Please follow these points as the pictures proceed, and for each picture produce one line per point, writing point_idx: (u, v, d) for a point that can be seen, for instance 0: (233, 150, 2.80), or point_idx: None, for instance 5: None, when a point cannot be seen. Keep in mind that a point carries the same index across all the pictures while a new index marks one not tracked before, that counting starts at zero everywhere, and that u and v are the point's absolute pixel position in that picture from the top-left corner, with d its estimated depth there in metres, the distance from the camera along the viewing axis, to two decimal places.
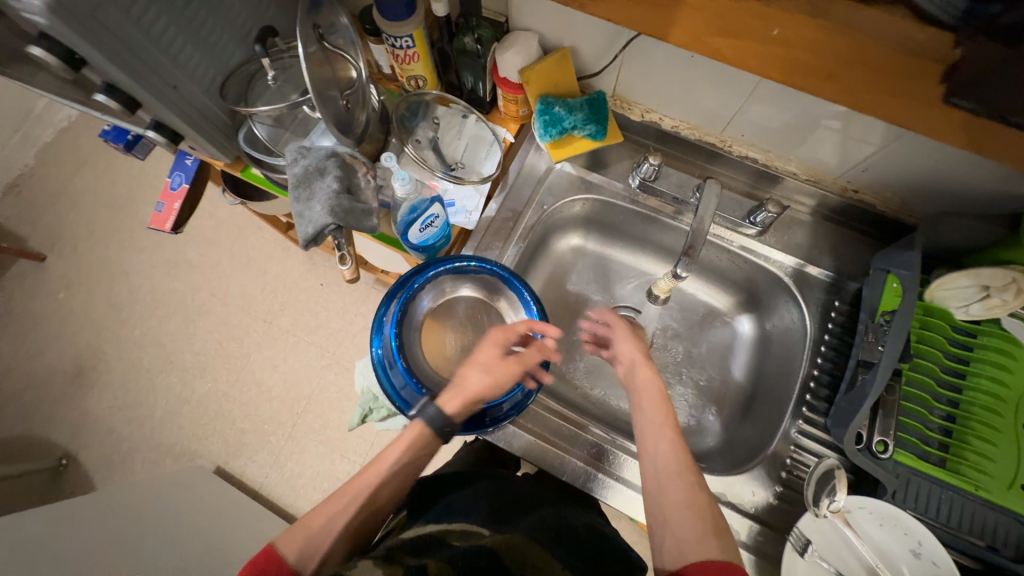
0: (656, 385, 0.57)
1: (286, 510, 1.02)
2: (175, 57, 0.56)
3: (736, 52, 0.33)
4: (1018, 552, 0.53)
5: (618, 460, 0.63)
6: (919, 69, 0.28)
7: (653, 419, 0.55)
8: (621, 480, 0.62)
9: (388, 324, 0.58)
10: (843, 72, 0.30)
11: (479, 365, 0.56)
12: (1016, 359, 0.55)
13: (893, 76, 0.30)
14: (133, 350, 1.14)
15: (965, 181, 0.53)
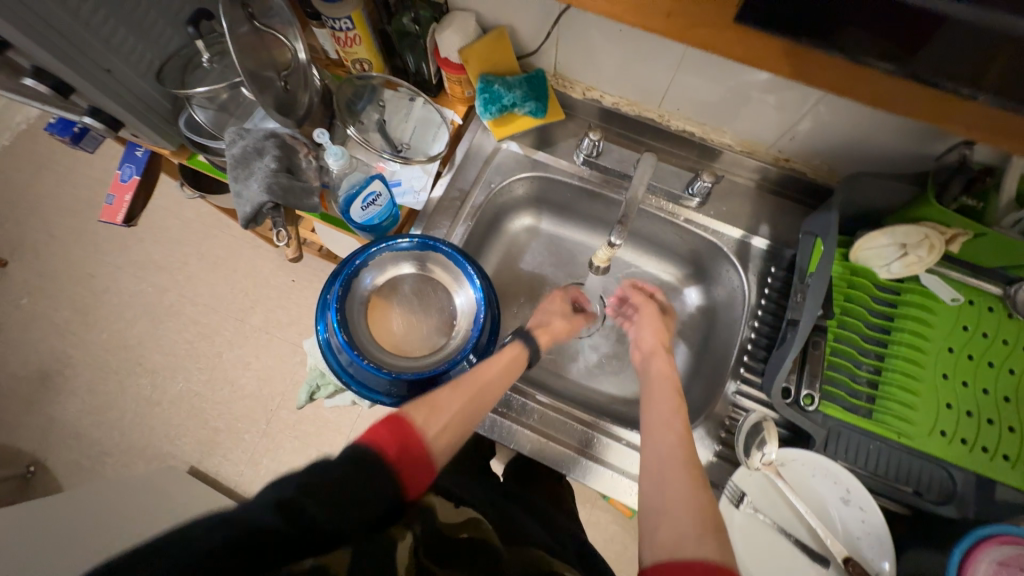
0: (669, 378, 0.60)
1: None
2: (107, 41, 0.58)
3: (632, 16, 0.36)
4: (939, 495, 0.57)
5: (602, 444, 0.67)
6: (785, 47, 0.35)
7: (662, 411, 0.55)
8: (599, 460, 0.66)
9: (331, 306, 0.61)
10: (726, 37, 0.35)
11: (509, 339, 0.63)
12: (931, 313, 0.61)
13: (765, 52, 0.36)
14: (102, 355, 1.30)
15: (878, 141, 0.59)
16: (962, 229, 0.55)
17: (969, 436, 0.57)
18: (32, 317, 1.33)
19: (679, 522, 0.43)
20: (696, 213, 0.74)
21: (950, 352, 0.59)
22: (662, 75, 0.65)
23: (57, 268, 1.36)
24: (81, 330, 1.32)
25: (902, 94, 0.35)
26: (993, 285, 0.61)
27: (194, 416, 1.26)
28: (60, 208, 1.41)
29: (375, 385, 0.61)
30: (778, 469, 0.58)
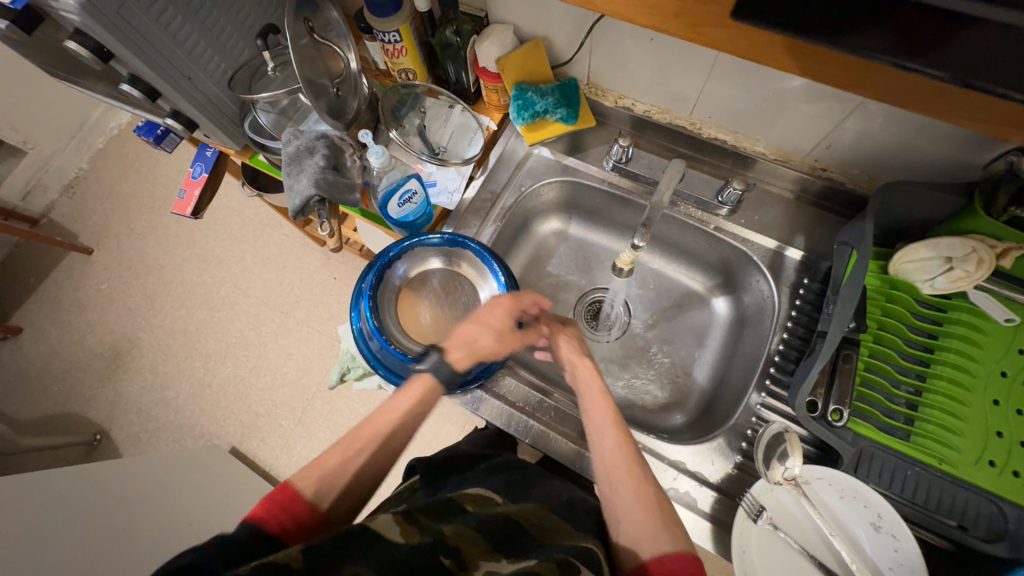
0: (595, 383, 0.61)
1: None
2: (191, 53, 0.67)
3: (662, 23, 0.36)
4: (988, 532, 0.52)
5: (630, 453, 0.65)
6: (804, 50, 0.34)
7: (597, 421, 0.58)
8: None
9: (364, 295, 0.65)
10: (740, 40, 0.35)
11: (490, 330, 0.63)
12: (981, 334, 0.57)
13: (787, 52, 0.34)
14: (164, 338, 1.43)
15: (922, 150, 0.57)
16: (1014, 242, 0.52)
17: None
18: (111, 300, 1.49)
19: (637, 518, 0.50)
20: (726, 221, 0.73)
21: (1004, 376, 0.55)
22: (693, 83, 0.66)
23: (135, 258, 1.52)
24: (149, 314, 1.46)
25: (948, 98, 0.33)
26: None
27: (239, 400, 1.35)
28: (140, 203, 1.58)
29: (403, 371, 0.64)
30: (802, 486, 0.56)
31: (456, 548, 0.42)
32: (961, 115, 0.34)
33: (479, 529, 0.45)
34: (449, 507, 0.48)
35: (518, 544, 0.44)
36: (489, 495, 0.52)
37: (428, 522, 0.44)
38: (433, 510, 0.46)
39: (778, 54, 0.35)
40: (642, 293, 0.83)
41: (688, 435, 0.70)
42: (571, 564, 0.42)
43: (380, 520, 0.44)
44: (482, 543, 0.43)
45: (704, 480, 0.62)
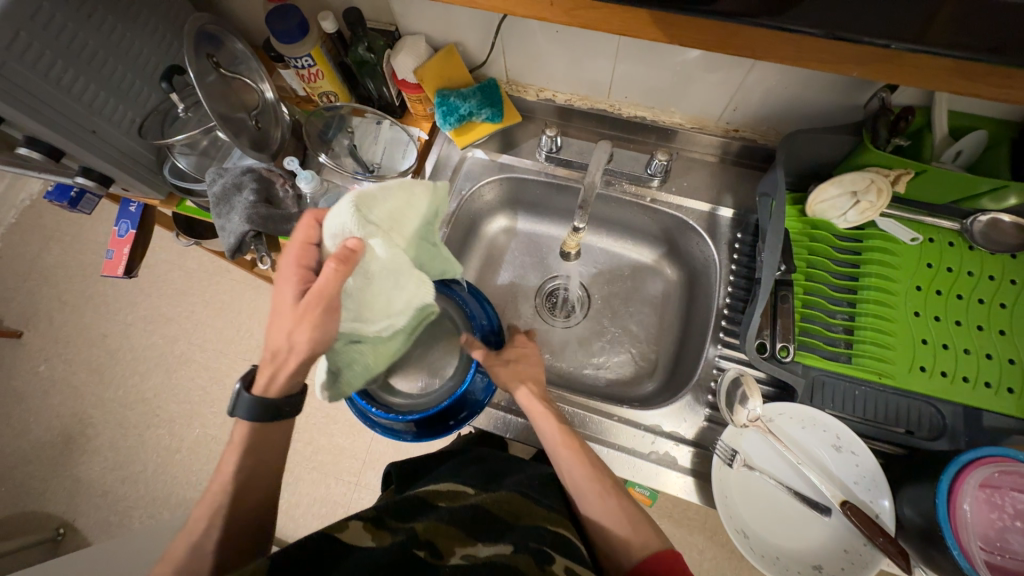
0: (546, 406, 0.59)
1: (286, 538, 1.21)
2: (92, 106, 0.64)
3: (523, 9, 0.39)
4: (930, 431, 0.58)
5: (608, 428, 0.66)
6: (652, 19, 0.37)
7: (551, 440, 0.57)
8: (609, 444, 0.65)
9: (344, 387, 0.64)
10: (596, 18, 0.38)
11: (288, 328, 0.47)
12: (894, 255, 0.63)
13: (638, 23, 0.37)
14: (118, 411, 1.34)
15: (813, 99, 0.63)
16: (904, 168, 0.58)
17: (949, 368, 0.58)
18: (52, 382, 1.38)
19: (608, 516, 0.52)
20: (660, 192, 0.77)
21: (918, 290, 0.61)
22: (604, 67, 0.69)
23: (72, 333, 1.42)
24: (98, 389, 1.36)
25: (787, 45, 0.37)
26: (950, 221, 0.63)
27: (212, 460, 1.28)
28: (67, 274, 1.47)
29: (393, 424, 0.63)
30: (766, 424, 0.60)
31: (431, 540, 0.44)
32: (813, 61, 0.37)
33: (450, 519, 0.46)
34: (420, 506, 0.50)
35: (491, 530, 0.46)
36: (458, 489, 0.54)
37: (401, 522, 0.47)
38: (402, 514, 0.48)
39: (640, 24, 0.37)
40: (596, 274, 0.86)
41: (659, 398, 0.73)
42: (542, 552, 0.44)
43: (351, 529, 0.45)
44: (452, 531, 0.45)
45: (680, 438, 0.64)
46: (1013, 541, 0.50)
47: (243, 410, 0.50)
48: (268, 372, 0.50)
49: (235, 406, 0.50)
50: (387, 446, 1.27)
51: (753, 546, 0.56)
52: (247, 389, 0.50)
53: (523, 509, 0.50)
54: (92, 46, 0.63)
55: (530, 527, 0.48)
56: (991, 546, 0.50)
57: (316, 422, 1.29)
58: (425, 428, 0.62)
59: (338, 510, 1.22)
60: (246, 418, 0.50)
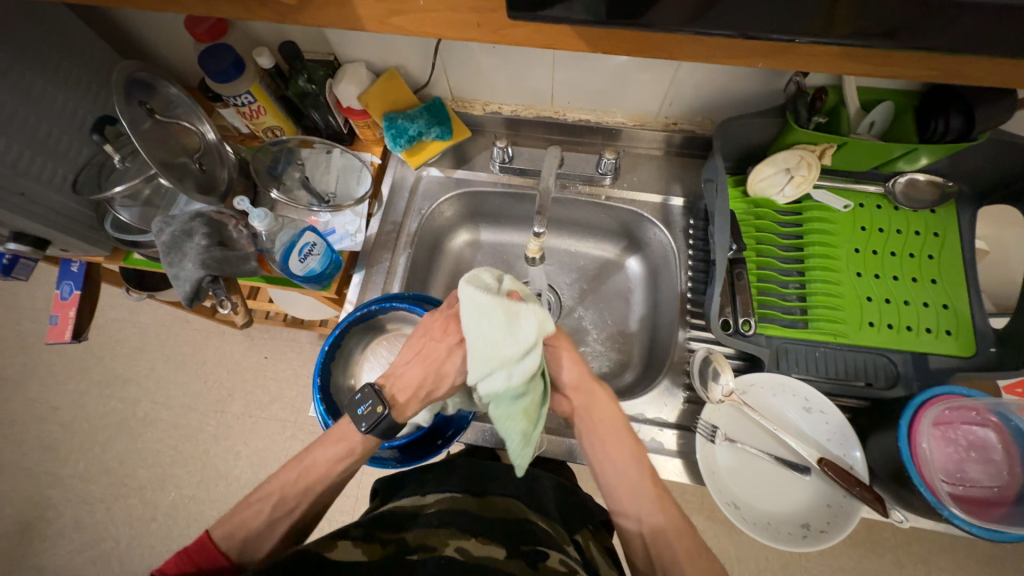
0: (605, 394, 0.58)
1: None
2: (19, 167, 0.61)
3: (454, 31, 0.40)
4: (887, 380, 0.62)
5: None
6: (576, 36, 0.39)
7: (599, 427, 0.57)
8: None
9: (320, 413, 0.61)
10: (523, 39, 0.40)
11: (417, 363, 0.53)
12: (830, 223, 0.68)
13: (563, 39, 0.40)
14: (81, 486, 1.25)
15: (739, 88, 0.67)
16: (827, 143, 0.62)
17: (894, 320, 0.63)
18: (0, 467, 1.27)
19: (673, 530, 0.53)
20: (614, 189, 0.80)
21: (857, 252, 0.66)
22: (544, 76, 0.72)
23: (19, 410, 1.31)
24: (55, 466, 1.26)
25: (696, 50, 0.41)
26: (875, 185, 0.69)
27: (193, 522, 1.21)
28: (6, 347, 1.37)
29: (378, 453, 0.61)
30: (740, 397, 0.62)
31: (423, 543, 0.46)
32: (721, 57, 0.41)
33: (442, 524, 0.49)
34: (408, 514, 0.50)
35: (484, 527, 0.49)
36: (449, 498, 0.54)
37: (389, 534, 0.47)
38: (392, 524, 0.48)
39: (566, 40, 0.40)
40: (563, 275, 0.88)
41: (639, 387, 0.75)
42: (535, 551, 0.47)
43: (341, 547, 0.45)
44: (447, 533, 0.47)
45: (664, 422, 0.66)
46: (970, 470, 0.54)
47: (375, 427, 0.51)
48: (410, 398, 0.53)
49: (374, 424, 0.51)
50: None
51: (745, 517, 0.58)
52: (390, 411, 0.51)
53: (515, 512, 0.52)
54: (13, 105, 0.60)
55: (523, 527, 0.50)
56: (952, 478, 0.54)
57: None
58: (411, 453, 0.61)
59: None
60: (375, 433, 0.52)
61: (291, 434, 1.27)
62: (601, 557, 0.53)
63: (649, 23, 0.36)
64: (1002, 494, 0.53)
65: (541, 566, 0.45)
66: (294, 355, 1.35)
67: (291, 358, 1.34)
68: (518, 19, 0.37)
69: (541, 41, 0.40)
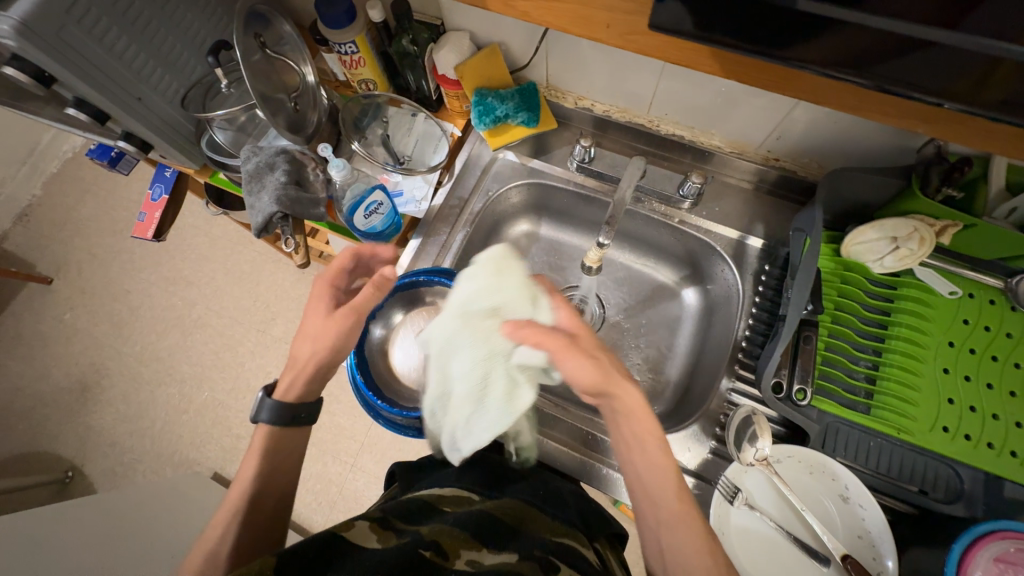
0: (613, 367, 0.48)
1: None
2: (140, 73, 0.65)
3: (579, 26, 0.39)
4: (946, 494, 0.56)
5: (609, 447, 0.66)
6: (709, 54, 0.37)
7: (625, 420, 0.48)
8: (611, 465, 0.64)
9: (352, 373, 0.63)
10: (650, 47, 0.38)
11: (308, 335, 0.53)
12: (927, 306, 0.60)
13: (694, 54, 0.37)
14: (134, 365, 1.38)
15: (863, 137, 0.60)
16: (950, 220, 0.55)
17: (974, 432, 0.56)
18: (75, 331, 1.43)
19: (690, 534, 0.44)
20: (690, 214, 0.75)
21: (950, 346, 0.59)
22: (648, 82, 0.68)
23: (99, 285, 1.46)
24: (117, 342, 1.41)
25: (824, 90, 0.37)
26: (994, 278, 0.60)
27: (218, 424, 1.31)
28: (99, 228, 1.52)
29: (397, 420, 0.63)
30: (773, 466, 0.58)
31: (435, 540, 0.43)
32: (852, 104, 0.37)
33: (453, 523, 0.46)
34: (427, 509, 0.49)
35: (500, 536, 0.45)
36: (463, 495, 0.53)
37: (405, 523, 0.46)
38: (408, 516, 0.47)
39: (697, 55, 0.37)
40: (614, 289, 0.85)
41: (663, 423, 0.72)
42: (549, 561, 0.42)
43: (356, 529, 0.44)
44: (461, 539, 0.43)
45: (683, 468, 0.63)
46: None
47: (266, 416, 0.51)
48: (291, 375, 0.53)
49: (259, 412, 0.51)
50: (386, 432, 1.28)
51: None
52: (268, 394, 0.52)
53: (529, 524, 0.48)
54: (147, 16, 0.64)
55: (535, 539, 0.46)
56: None
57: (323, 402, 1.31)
58: None
59: (331, 488, 1.24)
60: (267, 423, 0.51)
61: None
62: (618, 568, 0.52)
63: (778, 52, 0.33)
64: None
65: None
66: None
67: None
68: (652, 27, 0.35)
69: (669, 53, 0.38)
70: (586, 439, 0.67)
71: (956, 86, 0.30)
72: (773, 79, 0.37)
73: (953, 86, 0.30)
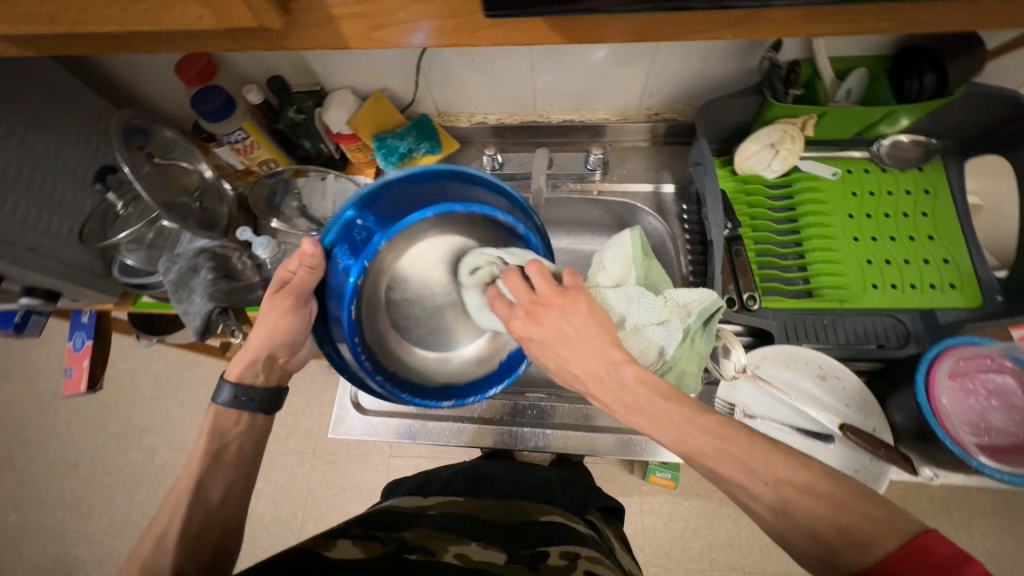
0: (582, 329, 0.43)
1: None
2: (28, 224, 0.63)
3: (442, 34, 0.40)
4: (899, 340, 0.62)
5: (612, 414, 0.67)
6: (560, 29, 0.39)
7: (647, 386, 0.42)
8: (619, 429, 0.66)
9: (356, 230, 0.49)
10: (508, 35, 0.40)
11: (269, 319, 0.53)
12: (820, 192, 0.69)
13: (547, 34, 0.40)
14: (106, 540, 1.24)
15: (716, 71, 0.68)
16: (807, 114, 0.63)
17: (897, 279, 0.64)
18: (25, 530, 1.27)
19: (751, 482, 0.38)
20: (604, 184, 0.81)
21: (851, 218, 0.67)
22: (525, 82, 0.73)
23: (39, 470, 1.32)
24: (78, 523, 1.26)
25: (663, 30, 0.40)
26: (860, 150, 0.70)
27: None
28: (21, 409, 1.38)
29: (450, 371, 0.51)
30: (753, 371, 0.62)
31: (421, 545, 0.44)
32: (692, 33, 0.40)
33: (436, 528, 0.48)
34: (410, 518, 0.51)
35: (483, 532, 0.49)
36: (449, 500, 0.57)
37: (388, 534, 0.47)
38: (390, 527, 0.49)
39: (550, 34, 0.40)
40: None
41: None
42: (535, 555, 0.45)
43: (339, 547, 0.44)
44: (449, 540, 0.46)
45: None
46: (995, 418, 0.54)
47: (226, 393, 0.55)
48: (249, 361, 0.56)
49: (221, 392, 0.55)
50: None
51: None
52: (229, 374, 0.56)
53: (519, 518, 0.53)
54: (17, 164, 0.62)
55: (529, 534, 0.49)
56: (977, 428, 0.54)
57: (328, 496, 1.23)
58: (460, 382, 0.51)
59: None
60: (225, 403, 0.54)
61: (311, 466, 1.26)
62: (610, 532, 0.59)
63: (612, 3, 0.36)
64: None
65: (543, 565, 0.43)
66: (305, 386, 1.33)
67: (303, 389, 1.32)
68: (501, 14, 0.37)
69: (525, 37, 0.40)
70: (588, 417, 0.68)
71: None
72: (619, 32, 0.40)
73: None
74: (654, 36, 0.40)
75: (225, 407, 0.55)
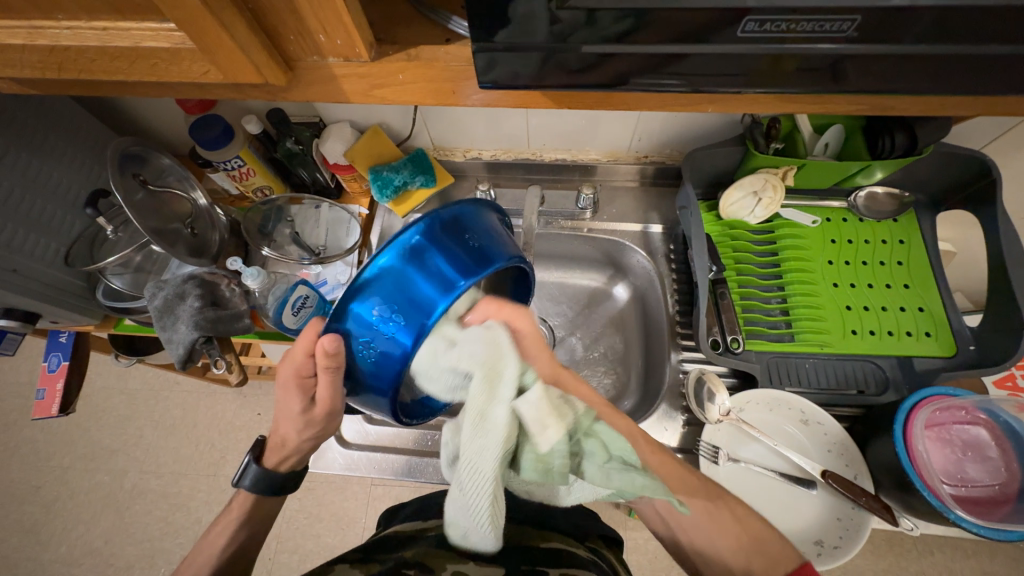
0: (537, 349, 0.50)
1: None
2: (14, 246, 0.62)
3: (438, 94, 0.41)
4: (878, 386, 0.64)
5: None
6: (551, 96, 0.41)
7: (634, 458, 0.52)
8: None
9: (391, 298, 0.40)
10: (501, 98, 0.41)
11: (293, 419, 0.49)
12: (800, 237, 0.71)
13: (540, 99, 0.42)
14: (63, 570, 1.18)
15: (702, 121, 0.72)
16: (788, 165, 0.66)
17: (875, 326, 0.65)
18: None
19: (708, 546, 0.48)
20: (595, 221, 0.83)
21: (831, 264, 0.70)
22: (519, 122, 0.76)
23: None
24: (36, 551, 1.20)
25: (648, 101, 0.42)
26: (839, 201, 0.73)
27: None
28: None
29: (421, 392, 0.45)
30: (737, 415, 0.63)
31: (420, 562, 0.45)
32: (675, 105, 0.42)
33: (435, 545, 0.48)
34: (407, 538, 0.51)
35: (482, 550, 0.48)
36: (446, 521, 0.55)
37: (389, 557, 0.47)
38: (390, 548, 0.49)
39: (542, 100, 0.42)
40: (554, 308, 0.88)
41: (637, 417, 0.75)
42: (534, 570, 0.46)
43: (337, 572, 0.46)
44: (446, 555, 0.46)
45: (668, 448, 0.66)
46: (971, 470, 0.57)
47: (249, 481, 0.53)
48: (279, 451, 0.53)
49: (242, 477, 0.53)
50: None
51: None
52: (256, 460, 0.54)
53: (518, 538, 0.52)
54: (9, 186, 0.62)
55: (523, 552, 0.49)
56: (954, 479, 0.56)
57: (305, 526, 1.19)
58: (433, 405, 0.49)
59: None
60: (250, 490, 0.53)
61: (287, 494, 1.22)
62: (614, 560, 0.55)
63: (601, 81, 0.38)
64: (1004, 491, 0.55)
65: None
66: None
67: None
68: (497, 84, 0.38)
69: (519, 100, 0.42)
70: None
71: (760, 70, 0.35)
72: (608, 100, 0.42)
73: (754, 75, 0.36)
74: (641, 104, 0.42)
75: (252, 492, 0.53)
